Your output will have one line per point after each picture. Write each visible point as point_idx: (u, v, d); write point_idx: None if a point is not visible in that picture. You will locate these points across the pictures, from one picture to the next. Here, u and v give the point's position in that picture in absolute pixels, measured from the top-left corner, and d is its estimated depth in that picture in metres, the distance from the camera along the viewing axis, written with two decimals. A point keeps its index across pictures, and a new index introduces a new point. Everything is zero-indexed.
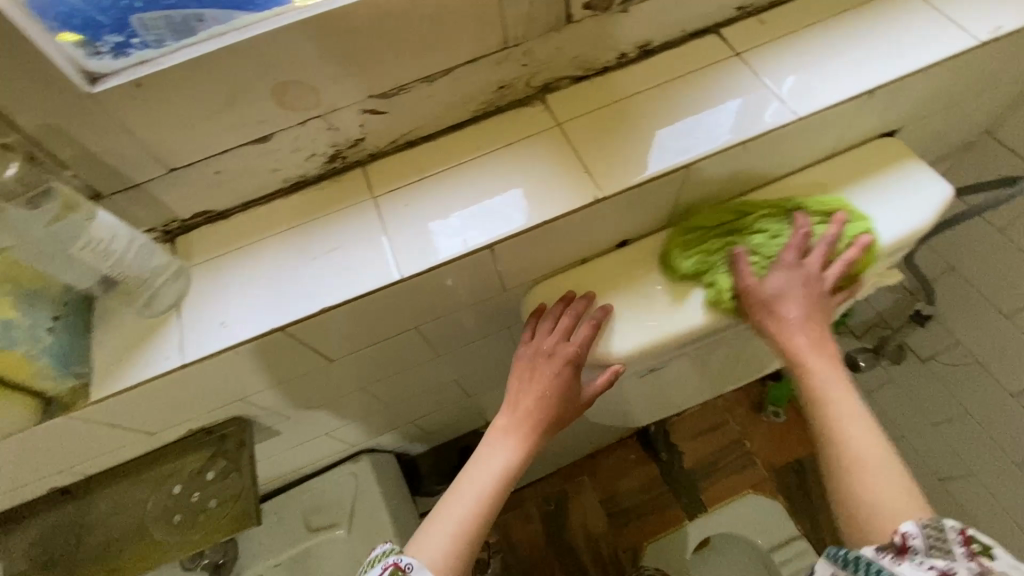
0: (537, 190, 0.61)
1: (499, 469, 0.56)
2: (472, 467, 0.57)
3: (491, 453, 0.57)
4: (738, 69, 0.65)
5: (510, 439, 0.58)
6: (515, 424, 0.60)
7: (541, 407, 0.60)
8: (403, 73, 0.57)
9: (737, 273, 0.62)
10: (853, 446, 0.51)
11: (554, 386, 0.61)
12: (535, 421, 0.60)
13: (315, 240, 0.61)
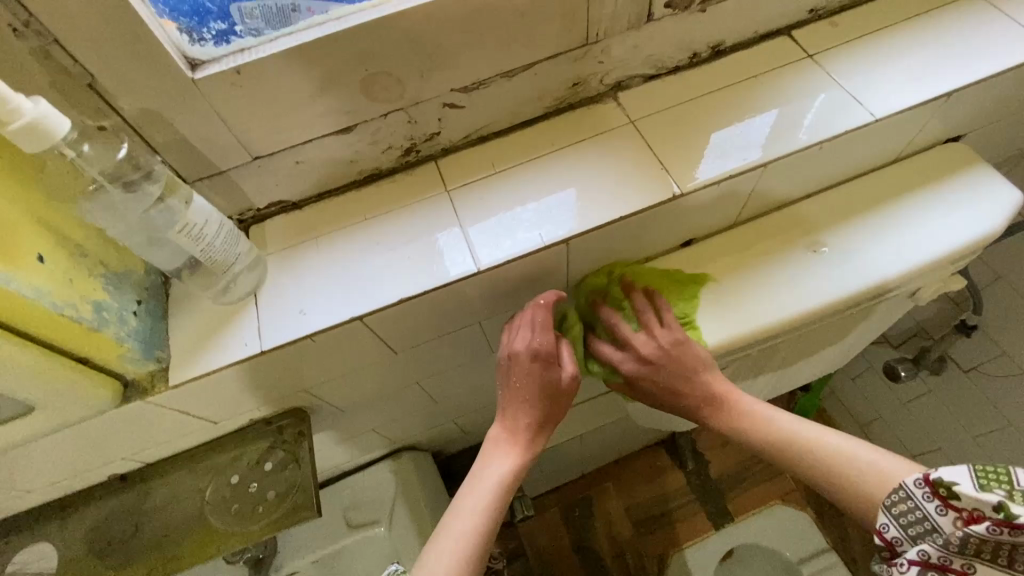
0: (612, 187, 0.61)
1: (495, 478, 0.56)
2: (468, 481, 0.56)
3: (488, 466, 0.56)
4: (811, 70, 0.66)
5: (503, 450, 0.57)
6: (507, 433, 0.58)
7: (524, 408, 0.58)
8: (487, 67, 0.58)
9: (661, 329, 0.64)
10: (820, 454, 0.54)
11: (529, 386, 0.58)
12: (521, 426, 0.58)
13: (390, 232, 0.61)
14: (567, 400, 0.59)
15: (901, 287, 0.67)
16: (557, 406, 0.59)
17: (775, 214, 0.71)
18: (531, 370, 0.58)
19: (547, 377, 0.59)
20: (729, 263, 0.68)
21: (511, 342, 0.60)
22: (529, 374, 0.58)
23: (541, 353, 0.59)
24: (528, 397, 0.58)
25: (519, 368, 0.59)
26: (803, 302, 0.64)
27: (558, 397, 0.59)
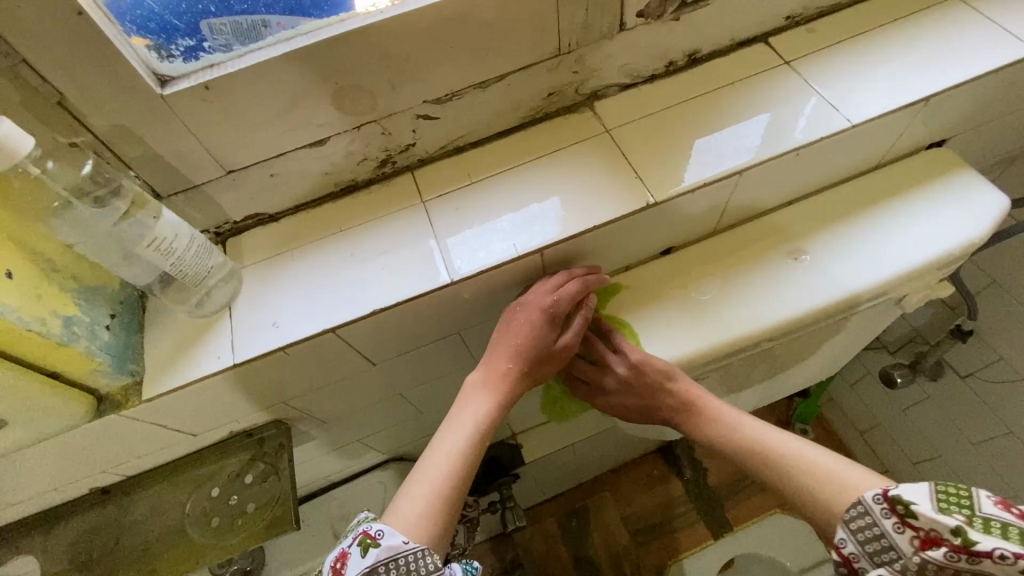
0: (587, 196, 0.61)
1: (473, 421, 0.56)
2: (448, 422, 0.57)
3: (468, 407, 0.57)
4: (788, 77, 0.65)
5: (483, 392, 0.58)
6: (490, 378, 0.59)
7: (517, 358, 0.59)
8: (459, 79, 0.58)
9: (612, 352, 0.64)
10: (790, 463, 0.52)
11: (527, 337, 0.59)
12: (506, 373, 0.59)
13: (365, 244, 0.61)
14: (553, 364, 0.61)
15: (885, 294, 0.66)
16: (544, 365, 0.61)
17: (756, 222, 0.70)
18: (537, 324, 0.59)
19: (547, 337, 0.60)
20: (709, 272, 0.68)
21: (525, 298, 0.61)
22: (534, 327, 0.59)
23: (550, 310, 0.59)
24: (523, 349, 0.59)
25: (523, 317, 0.60)
26: (784, 311, 0.64)
27: (549, 358, 0.60)
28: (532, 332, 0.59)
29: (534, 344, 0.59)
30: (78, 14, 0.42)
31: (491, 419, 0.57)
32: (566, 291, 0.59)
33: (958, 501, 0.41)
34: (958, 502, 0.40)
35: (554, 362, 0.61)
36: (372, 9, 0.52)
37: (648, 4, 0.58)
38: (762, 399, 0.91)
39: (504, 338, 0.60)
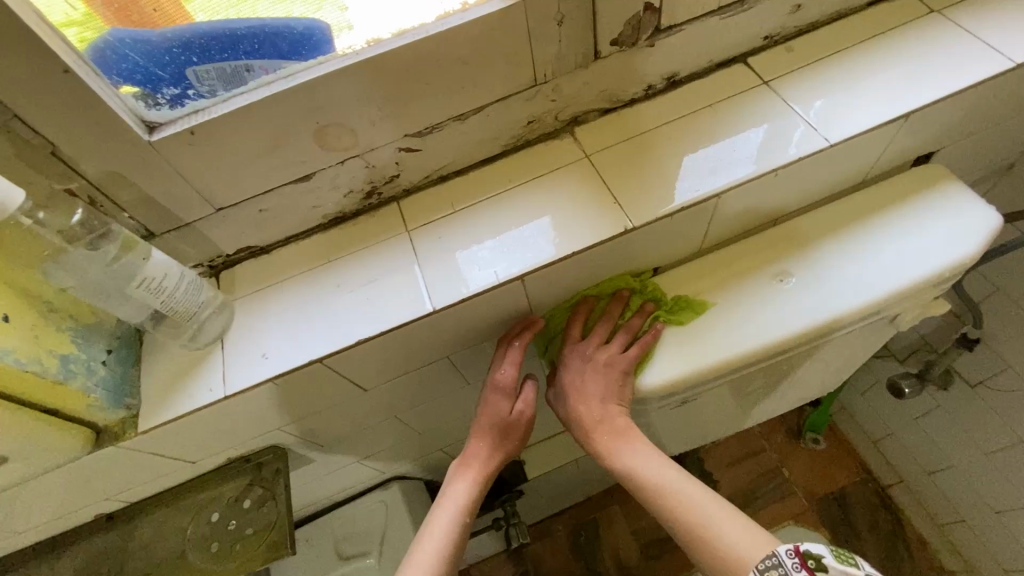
0: (566, 222, 0.62)
1: (457, 501, 0.62)
2: (437, 502, 0.62)
3: (450, 486, 0.63)
4: (766, 97, 0.65)
5: (464, 471, 0.63)
6: (468, 456, 0.64)
7: (483, 434, 0.64)
8: (437, 113, 0.59)
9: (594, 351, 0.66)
10: (708, 516, 0.55)
11: (488, 413, 0.64)
12: (478, 449, 0.64)
13: (351, 275, 0.62)
14: (516, 431, 0.64)
15: (877, 311, 0.65)
16: (510, 437, 0.64)
17: (744, 239, 0.70)
18: (491, 398, 0.64)
19: (502, 408, 0.64)
20: (689, 300, 0.67)
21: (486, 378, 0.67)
22: (489, 400, 0.64)
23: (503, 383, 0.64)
24: (486, 426, 0.64)
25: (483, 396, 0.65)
26: (771, 330, 0.63)
27: (510, 429, 0.64)
28: (489, 409, 0.64)
29: (494, 416, 0.64)
30: (65, 71, 0.45)
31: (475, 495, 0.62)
32: (512, 361, 0.64)
33: (844, 557, 0.50)
34: (847, 557, 0.50)
35: (519, 431, 0.65)
36: (348, 50, 0.54)
37: (621, 33, 0.59)
38: (760, 415, 0.90)
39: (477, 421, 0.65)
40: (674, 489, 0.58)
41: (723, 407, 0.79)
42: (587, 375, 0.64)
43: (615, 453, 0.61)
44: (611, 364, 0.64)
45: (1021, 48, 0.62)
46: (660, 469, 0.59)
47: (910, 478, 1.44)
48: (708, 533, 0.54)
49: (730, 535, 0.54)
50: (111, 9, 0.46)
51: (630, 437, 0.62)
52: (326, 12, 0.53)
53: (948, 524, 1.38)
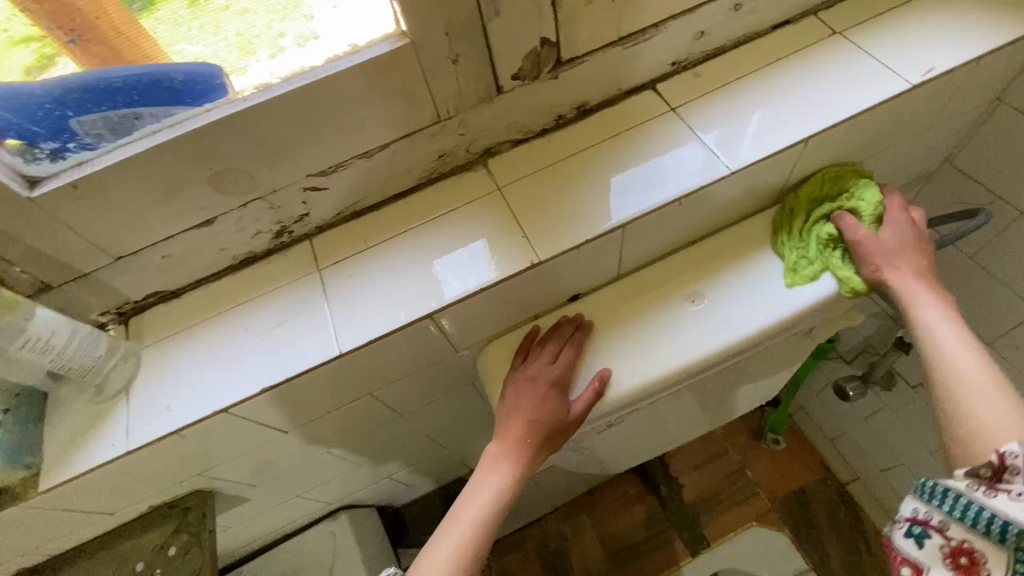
0: (476, 256, 0.62)
1: (494, 492, 0.57)
2: (469, 491, 0.58)
3: (486, 477, 0.58)
4: (674, 124, 0.66)
5: (503, 465, 0.58)
6: (507, 452, 0.59)
7: (530, 432, 0.59)
8: (339, 153, 0.59)
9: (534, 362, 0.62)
10: (951, 376, 0.52)
11: (541, 410, 0.59)
12: (522, 447, 0.59)
13: (260, 318, 0.61)
14: (566, 438, 0.60)
15: (789, 330, 0.66)
16: (557, 441, 0.60)
17: (662, 262, 0.70)
18: (547, 395, 0.60)
19: (559, 408, 0.59)
20: (595, 328, 0.66)
21: (526, 369, 0.62)
22: (544, 398, 0.59)
23: (559, 381, 0.60)
24: (536, 420, 0.59)
25: (531, 391, 0.60)
26: (686, 355, 0.63)
27: (559, 430, 0.59)
28: (544, 406, 0.59)
29: (547, 416, 0.59)
30: None
31: (513, 489, 0.58)
32: (565, 361, 0.61)
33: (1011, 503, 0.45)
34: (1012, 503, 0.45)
35: (566, 430, 0.60)
36: (236, 96, 0.53)
37: (520, 68, 0.59)
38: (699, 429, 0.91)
39: (515, 410, 0.60)
40: (957, 363, 0.52)
41: (656, 426, 0.79)
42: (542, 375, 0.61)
43: (932, 329, 0.56)
44: (537, 376, 0.60)
45: (916, 68, 0.64)
46: (959, 347, 0.54)
47: (866, 475, 1.48)
48: (968, 415, 0.49)
49: (980, 409, 0.49)
50: (60, 26, 0.46)
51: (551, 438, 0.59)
52: (289, 24, 0.53)
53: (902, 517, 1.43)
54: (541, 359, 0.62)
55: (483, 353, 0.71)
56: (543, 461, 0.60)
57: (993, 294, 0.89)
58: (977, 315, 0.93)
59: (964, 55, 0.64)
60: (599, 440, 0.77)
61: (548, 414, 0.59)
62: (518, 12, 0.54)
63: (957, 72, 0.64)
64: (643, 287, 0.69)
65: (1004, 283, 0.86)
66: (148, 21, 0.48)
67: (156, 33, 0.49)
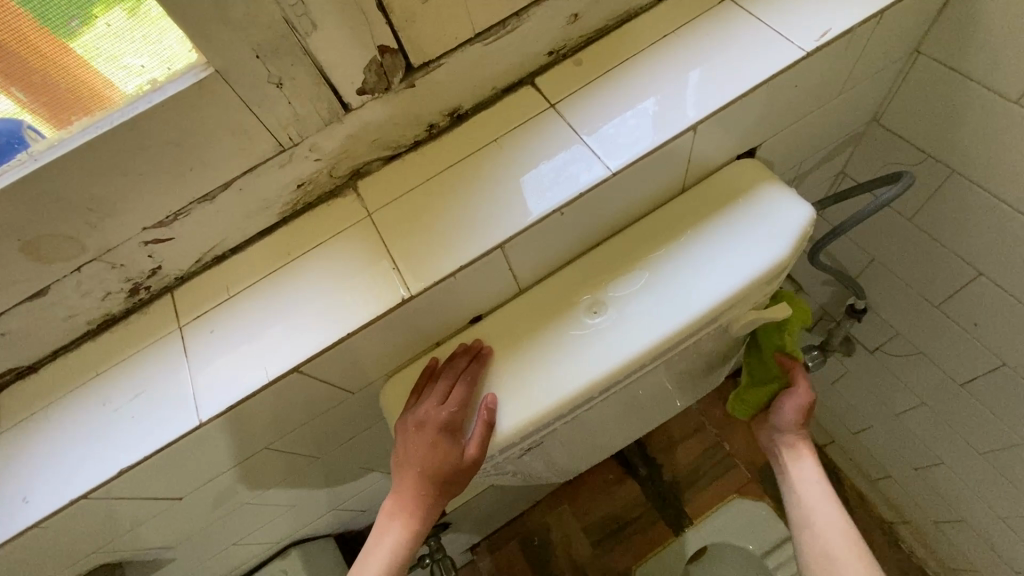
0: (346, 295, 0.57)
1: (393, 544, 0.57)
2: (373, 542, 0.58)
3: (384, 530, 0.57)
4: (555, 121, 0.60)
5: (399, 517, 0.57)
6: (403, 503, 0.57)
7: (424, 482, 0.56)
8: (173, 199, 0.52)
9: (423, 404, 0.58)
10: (812, 526, 0.70)
11: (431, 460, 0.56)
12: (418, 498, 0.57)
13: (122, 387, 0.56)
14: (463, 482, 0.56)
15: (699, 332, 0.61)
16: (455, 486, 0.57)
17: (563, 271, 0.64)
18: (435, 444, 0.56)
19: (448, 455, 0.55)
20: (494, 352, 0.61)
21: (415, 411, 0.57)
22: (432, 447, 0.56)
23: (448, 425, 0.56)
24: (425, 470, 0.56)
25: (419, 439, 0.56)
26: (588, 374, 0.58)
27: (453, 477, 0.56)
28: (433, 456, 0.55)
29: (437, 466, 0.55)
30: None
31: (413, 538, 0.57)
32: (454, 403, 0.56)
33: None
34: None
35: (463, 475, 0.56)
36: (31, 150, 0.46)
37: (365, 80, 0.53)
38: (641, 430, 0.86)
39: (405, 461, 0.56)
40: (812, 517, 0.71)
41: (587, 440, 0.75)
42: (429, 423, 0.56)
43: (795, 467, 0.76)
44: (424, 423, 0.56)
45: (809, 34, 0.59)
46: (809, 483, 0.75)
47: (839, 437, 1.39)
48: (834, 564, 0.66)
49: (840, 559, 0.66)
50: None
51: (442, 485, 0.56)
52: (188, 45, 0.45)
53: (879, 479, 1.35)
54: (430, 401, 0.58)
55: (384, 389, 0.65)
56: (445, 504, 0.58)
57: (934, 256, 0.84)
58: (924, 277, 0.87)
59: (857, 15, 0.58)
60: (525, 464, 0.72)
61: (438, 463, 0.55)
62: (341, 21, 0.47)
63: (855, 32, 0.59)
64: (543, 301, 0.63)
65: (944, 244, 0.81)
66: (86, 38, 0.43)
67: (94, 51, 0.44)
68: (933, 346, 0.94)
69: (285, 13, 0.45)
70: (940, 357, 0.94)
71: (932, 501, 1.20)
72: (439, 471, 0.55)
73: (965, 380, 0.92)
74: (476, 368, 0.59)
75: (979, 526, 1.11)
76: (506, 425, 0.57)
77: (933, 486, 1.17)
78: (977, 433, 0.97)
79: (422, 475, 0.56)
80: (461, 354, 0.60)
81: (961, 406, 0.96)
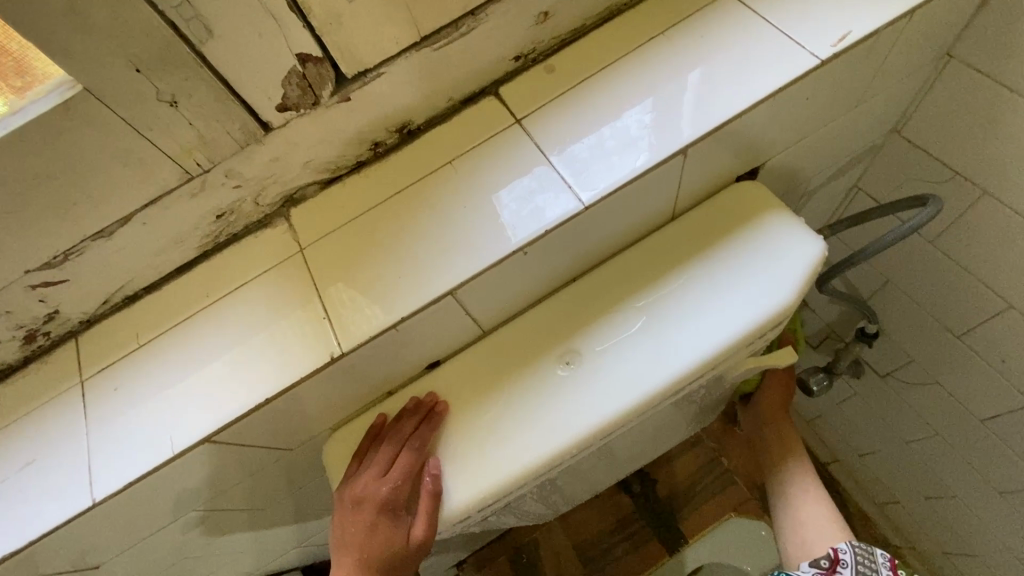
0: (272, 347, 0.48)
1: None
2: None
3: None
4: (521, 139, 0.51)
5: None
6: None
7: (364, 570, 0.49)
8: (59, 239, 0.44)
9: (361, 476, 0.50)
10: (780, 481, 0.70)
11: (371, 544, 0.48)
12: None
13: (13, 454, 0.49)
14: (411, 567, 0.49)
15: (687, 387, 0.53)
16: (402, 572, 0.50)
17: (532, 311, 0.56)
18: (376, 524, 0.48)
19: (392, 537, 0.48)
20: (449, 408, 0.53)
21: (352, 486, 0.50)
22: (373, 528, 0.48)
23: (390, 502, 0.48)
24: (365, 558, 0.48)
25: (356, 519, 0.49)
26: (557, 438, 0.50)
27: (398, 561, 0.49)
28: (374, 539, 0.48)
29: (379, 551, 0.48)
30: None
31: None
32: (397, 475, 0.49)
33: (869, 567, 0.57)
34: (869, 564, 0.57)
35: (410, 558, 0.49)
36: None
37: (286, 95, 0.44)
38: (626, 471, 0.78)
39: (341, 547, 0.49)
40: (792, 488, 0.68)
41: (564, 492, 0.67)
42: (368, 501, 0.49)
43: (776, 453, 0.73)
44: (362, 500, 0.49)
45: (823, 37, 0.49)
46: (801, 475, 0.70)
47: (846, 459, 1.32)
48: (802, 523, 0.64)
49: (811, 533, 0.63)
50: None
51: (386, 573, 0.49)
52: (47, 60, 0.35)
53: (885, 503, 1.27)
54: (369, 473, 0.50)
55: (329, 443, 0.57)
56: None
57: (957, 282, 0.75)
58: (946, 304, 0.78)
59: (882, 13, 0.49)
60: (491, 522, 0.64)
61: (380, 548, 0.48)
62: (245, 24, 0.38)
63: (878, 35, 0.50)
64: (509, 346, 0.55)
65: (970, 270, 0.72)
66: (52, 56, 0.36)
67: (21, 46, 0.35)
68: (951, 378, 0.85)
69: (168, 15, 0.36)
70: (960, 390, 0.86)
71: (942, 532, 1.13)
72: (381, 557, 0.48)
73: (987, 416, 0.84)
74: (422, 430, 0.51)
75: (994, 563, 1.03)
76: (458, 501, 0.49)
77: (945, 518, 1.09)
78: (996, 471, 0.89)
79: (362, 562, 0.49)
80: (406, 413, 0.52)
81: (981, 441, 0.88)
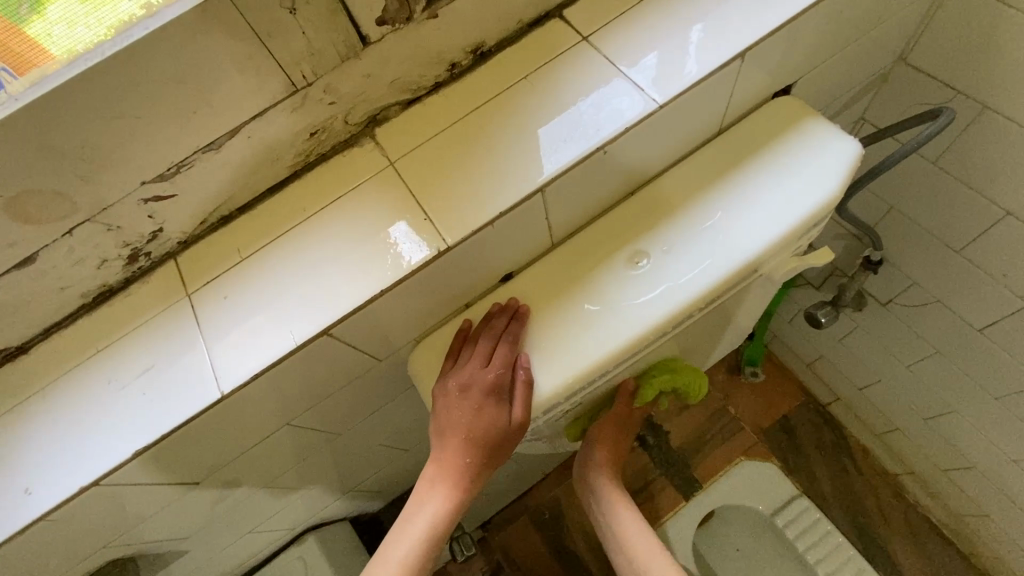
0: (371, 253, 0.52)
1: (435, 514, 0.55)
2: (412, 510, 0.57)
3: (425, 499, 0.56)
4: (588, 56, 0.56)
5: (442, 486, 0.55)
6: (446, 471, 0.55)
7: (469, 447, 0.55)
8: (176, 149, 0.47)
9: (464, 366, 0.55)
10: None
11: (477, 424, 0.54)
12: (462, 465, 0.55)
13: (128, 366, 0.51)
14: (510, 446, 0.55)
15: (745, 280, 0.58)
16: (500, 452, 0.55)
17: (598, 221, 0.60)
18: (481, 407, 0.54)
19: (496, 418, 0.54)
20: (531, 307, 0.57)
21: (456, 374, 0.55)
22: (479, 409, 0.54)
23: (491, 388, 0.54)
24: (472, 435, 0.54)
25: (463, 402, 0.54)
26: (635, 328, 0.55)
27: (501, 440, 0.54)
28: (480, 419, 0.54)
29: (484, 430, 0.54)
30: None
31: (456, 506, 0.56)
32: (500, 363, 0.54)
33: None
34: None
35: (510, 438, 0.55)
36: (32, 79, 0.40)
37: (386, 8, 0.48)
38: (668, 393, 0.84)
39: (449, 427, 0.54)
40: None
41: (622, 401, 0.72)
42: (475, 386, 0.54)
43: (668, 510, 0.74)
44: (469, 386, 0.54)
45: None
46: None
47: (845, 394, 1.42)
48: None
49: None
50: None
51: (489, 450, 0.55)
52: None
53: (885, 432, 1.37)
54: (472, 363, 0.55)
55: (413, 355, 0.61)
56: (488, 470, 0.57)
57: (957, 198, 0.83)
58: (946, 221, 0.86)
59: None
60: (558, 429, 0.68)
61: (486, 427, 0.54)
62: None
63: None
64: (580, 251, 0.59)
65: (970, 185, 0.80)
66: (35, 26, 0.41)
67: (50, 36, 0.42)
68: (951, 292, 0.94)
69: None
70: (959, 304, 0.94)
71: (941, 448, 1.22)
72: (486, 434, 0.54)
73: (984, 324, 0.92)
74: (516, 325, 0.56)
75: (990, 470, 1.13)
76: (548, 386, 0.54)
77: (943, 434, 1.18)
78: (993, 377, 0.98)
79: (468, 440, 0.54)
80: (500, 310, 0.57)
81: (978, 351, 0.97)
